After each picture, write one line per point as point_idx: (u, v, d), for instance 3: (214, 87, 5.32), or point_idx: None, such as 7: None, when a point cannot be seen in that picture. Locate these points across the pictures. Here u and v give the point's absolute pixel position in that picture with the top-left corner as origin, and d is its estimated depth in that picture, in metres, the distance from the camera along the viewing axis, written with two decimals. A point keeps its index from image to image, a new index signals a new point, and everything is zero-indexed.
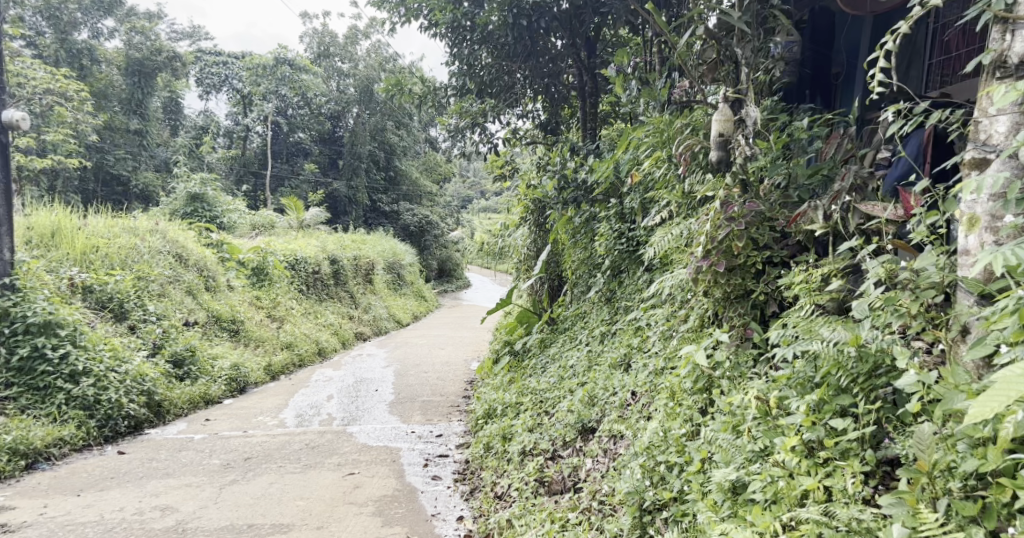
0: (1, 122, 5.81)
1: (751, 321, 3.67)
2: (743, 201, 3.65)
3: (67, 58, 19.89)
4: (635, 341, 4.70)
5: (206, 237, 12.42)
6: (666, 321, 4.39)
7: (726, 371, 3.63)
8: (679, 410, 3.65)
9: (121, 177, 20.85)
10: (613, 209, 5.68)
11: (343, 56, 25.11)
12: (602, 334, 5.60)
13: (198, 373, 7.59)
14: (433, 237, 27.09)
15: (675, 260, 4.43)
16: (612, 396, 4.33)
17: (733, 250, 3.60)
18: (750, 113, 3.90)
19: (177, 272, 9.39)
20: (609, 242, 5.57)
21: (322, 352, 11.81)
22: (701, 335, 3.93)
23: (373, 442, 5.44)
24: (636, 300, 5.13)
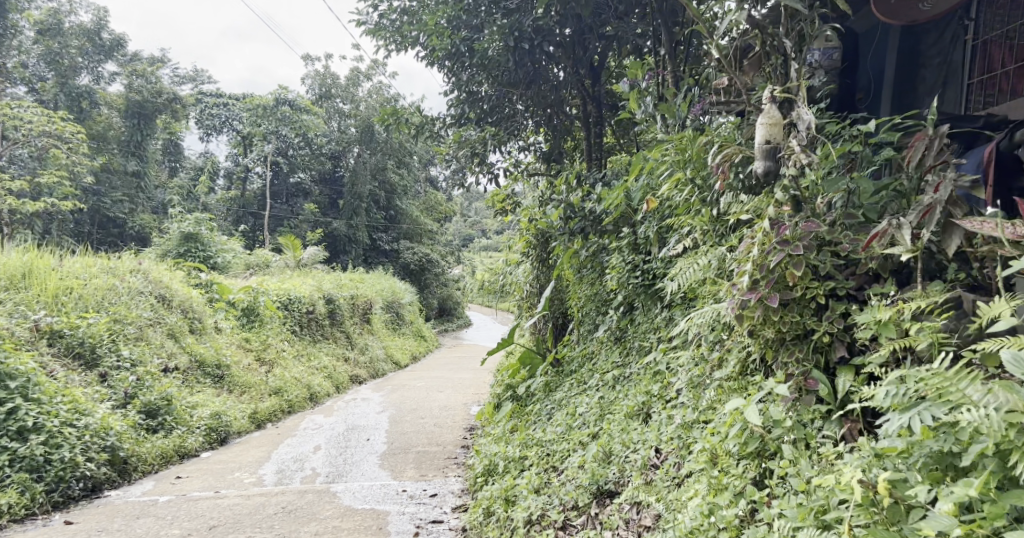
0: None
1: (814, 366, 3.13)
2: (797, 222, 3.19)
3: (65, 101, 19.83)
4: (654, 388, 4.16)
5: (195, 278, 11.91)
6: (693, 365, 3.83)
7: (787, 432, 3.07)
8: (726, 482, 3.11)
9: (117, 220, 20.45)
10: (625, 239, 5.16)
11: (344, 97, 24.80)
12: (614, 378, 5.07)
13: (173, 424, 7.04)
14: (433, 275, 26.64)
15: (701, 295, 3.92)
16: (632, 454, 3.79)
17: (788, 279, 3.14)
18: (803, 115, 3.39)
19: (159, 314, 8.85)
20: (622, 275, 5.06)
21: (314, 398, 11.23)
22: (744, 386, 3.39)
23: (358, 504, 4.85)
24: (653, 340, 4.61)
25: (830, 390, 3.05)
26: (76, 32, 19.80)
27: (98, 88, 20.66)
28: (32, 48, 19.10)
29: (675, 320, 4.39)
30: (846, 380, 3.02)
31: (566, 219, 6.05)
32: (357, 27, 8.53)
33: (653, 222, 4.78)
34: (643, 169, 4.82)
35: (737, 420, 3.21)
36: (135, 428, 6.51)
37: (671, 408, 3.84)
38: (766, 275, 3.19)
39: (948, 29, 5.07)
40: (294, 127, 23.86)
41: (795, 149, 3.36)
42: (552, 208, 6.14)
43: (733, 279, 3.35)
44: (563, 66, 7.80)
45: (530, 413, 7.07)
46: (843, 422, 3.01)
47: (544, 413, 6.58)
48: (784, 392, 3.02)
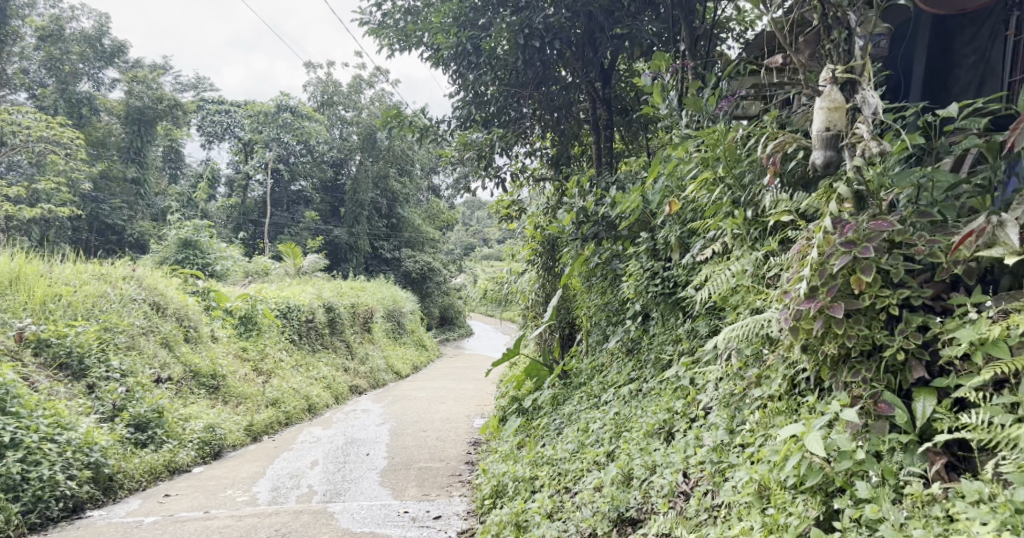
0: None
1: (884, 389, 3.00)
2: (864, 223, 3.10)
3: (66, 107, 19.60)
4: (677, 405, 3.99)
5: (191, 285, 11.61)
6: (728, 383, 3.70)
7: (854, 465, 2.91)
8: (784, 522, 2.91)
9: (116, 227, 20.16)
10: (643, 244, 4.87)
11: (347, 104, 24.47)
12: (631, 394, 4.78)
13: (164, 438, 6.75)
14: (434, 284, 26.37)
15: (735, 306, 3.80)
16: (658, 479, 3.61)
17: (854, 283, 3.04)
18: (868, 99, 3.34)
19: (153, 322, 8.56)
20: (639, 282, 4.76)
21: (313, 409, 10.92)
22: (795, 410, 3.25)
23: (357, 527, 4.58)
24: (674, 353, 4.38)
25: (907, 415, 2.91)
26: (78, 38, 19.52)
27: (99, 96, 20.44)
28: (33, 54, 18.87)
29: (699, 331, 4.16)
30: (931, 404, 2.90)
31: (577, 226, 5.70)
32: (360, 26, 8.27)
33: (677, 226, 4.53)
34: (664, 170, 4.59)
35: (788, 448, 3.07)
36: (123, 442, 6.22)
37: (699, 429, 3.71)
38: (827, 283, 3.11)
39: (986, 24, 4.67)
40: (295, 134, 23.60)
41: (861, 136, 3.32)
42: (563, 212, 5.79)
43: (788, 289, 3.27)
44: (572, 67, 7.58)
45: (538, 428, 6.77)
46: (928, 456, 2.85)
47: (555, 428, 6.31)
48: (854, 417, 2.90)
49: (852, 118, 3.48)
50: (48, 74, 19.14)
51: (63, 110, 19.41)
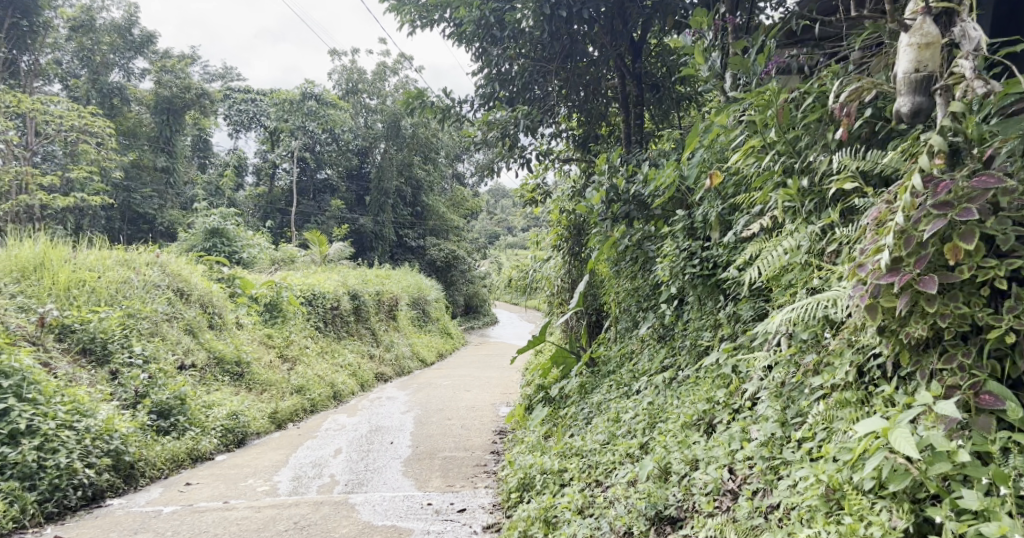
0: None
1: (987, 378, 2.81)
2: (961, 181, 2.94)
3: (98, 97, 19.67)
4: (719, 395, 3.85)
5: (216, 272, 11.53)
6: (783, 374, 3.55)
7: (950, 468, 2.72)
8: (865, 531, 2.75)
9: (148, 216, 20.23)
10: (680, 222, 4.62)
11: (371, 91, 24.31)
12: (667, 382, 4.54)
13: (186, 425, 6.64)
14: (460, 272, 26.21)
15: (793, 293, 3.68)
16: (701, 476, 3.46)
17: (950, 251, 2.89)
18: (971, 33, 3.18)
19: (176, 309, 8.47)
20: (675, 264, 4.52)
21: (338, 396, 10.83)
22: (867, 398, 3.10)
23: (379, 520, 4.41)
24: (715, 341, 4.23)
25: (1020, 410, 2.73)
26: (109, 28, 19.42)
27: (130, 86, 20.50)
28: (65, 44, 18.90)
29: (743, 316, 4.03)
30: None
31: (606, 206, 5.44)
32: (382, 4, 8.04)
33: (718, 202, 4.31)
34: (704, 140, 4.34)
35: (866, 446, 2.89)
36: (144, 429, 6.12)
37: (745, 421, 3.58)
38: (914, 254, 2.95)
39: None
40: (320, 122, 23.51)
41: (963, 74, 3.13)
42: (592, 191, 5.50)
43: (865, 263, 3.10)
44: (598, 41, 7.34)
45: (565, 419, 6.56)
46: None
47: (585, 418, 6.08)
48: (952, 409, 2.73)
49: (946, 55, 3.32)
50: (80, 64, 19.18)
51: (95, 100, 19.52)
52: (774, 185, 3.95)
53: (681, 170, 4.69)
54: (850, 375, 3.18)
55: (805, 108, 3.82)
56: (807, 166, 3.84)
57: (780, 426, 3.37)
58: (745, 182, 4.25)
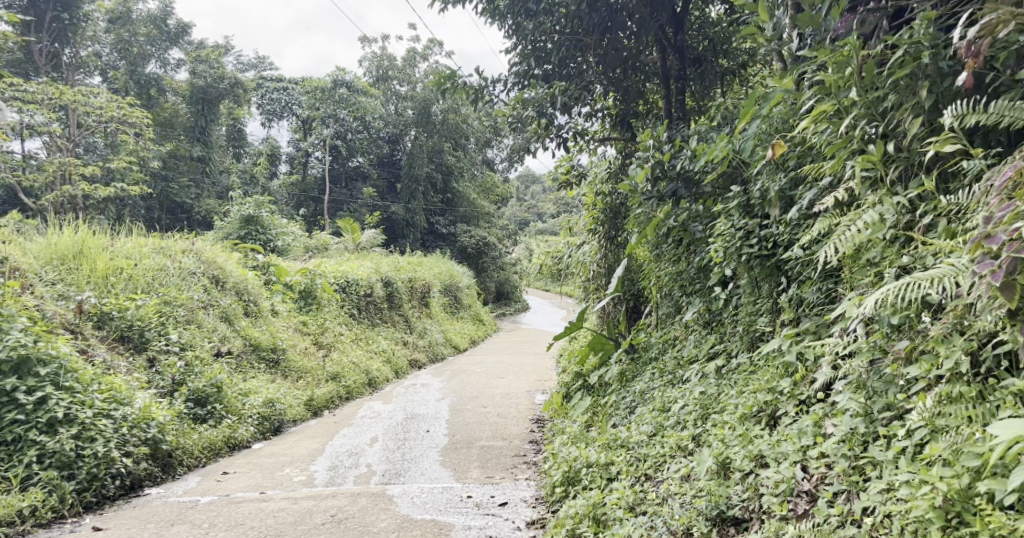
0: None
1: None
2: None
3: (136, 88, 19.79)
4: (783, 386, 3.69)
5: (251, 260, 11.51)
6: (867, 363, 3.35)
7: None
8: None
9: (185, 205, 20.32)
10: (735, 198, 4.39)
11: (402, 78, 24.37)
12: (720, 369, 4.56)
13: (223, 413, 6.59)
14: (491, 258, 26.10)
15: (875, 274, 3.48)
16: (767, 475, 3.32)
17: None
18: None
19: (212, 296, 8.45)
20: (730, 244, 4.30)
21: (373, 383, 10.79)
22: (992, 393, 2.89)
23: (418, 514, 4.29)
24: (776, 327, 4.10)
25: None
26: (145, 20, 19.41)
27: (166, 76, 20.57)
28: (104, 37, 18.99)
29: (809, 299, 3.86)
30: None
31: (651, 186, 5.24)
32: None
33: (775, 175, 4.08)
34: (761, 111, 4.11)
35: (1003, 453, 2.68)
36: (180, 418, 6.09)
37: (818, 414, 3.42)
38: None
39: None
40: (351, 109, 23.50)
41: None
42: (637, 170, 5.26)
43: (995, 232, 2.85)
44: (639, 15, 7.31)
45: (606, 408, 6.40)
46: None
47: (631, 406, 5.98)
48: None
49: None
50: (118, 56, 19.27)
51: (132, 90, 19.62)
52: (849, 151, 3.65)
53: (733, 143, 4.47)
54: (964, 367, 2.97)
55: (892, 62, 3.50)
56: (890, 130, 3.60)
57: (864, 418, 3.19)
58: (810, 149, 3.98)
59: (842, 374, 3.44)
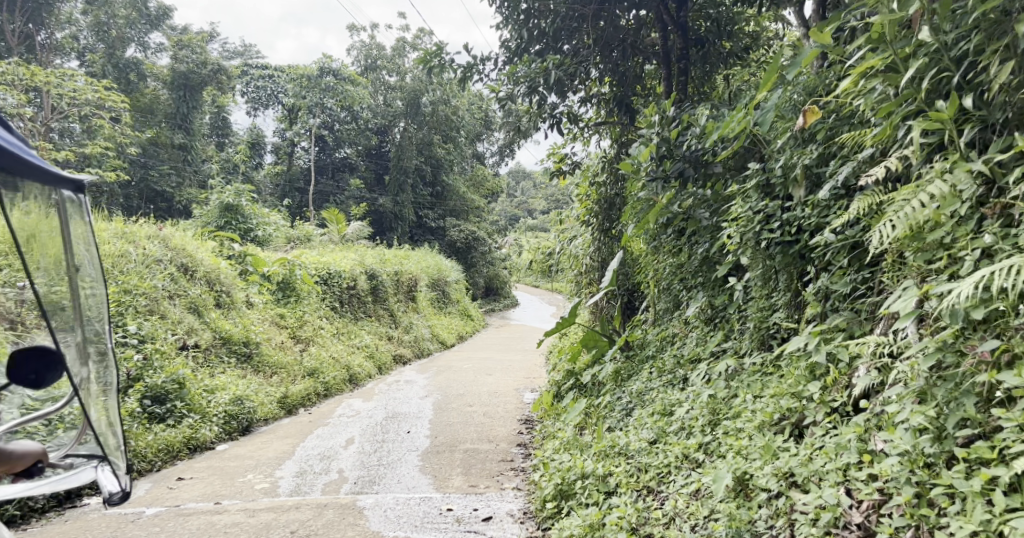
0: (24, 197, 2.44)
1: None
2: None
3: (114, 73, 19.04)
4: (812, 390, 3.27)
5: (227, 249, 10.96)
6: (941, 373, 2.81)
7: None
8: None
9: (166, 195, 19.27)
10: (753, 176, 3.97)
11: (391, 68, 23.65)
12: (732, 371, 4.18)
13: (184, 412, 6.07)
14: (480, 253, 25.63)
15: (943, 263, 2.98)
16: (802, 499, 2.86)
17: None
18: None
19: (180, 285, 7.93)
20: (747, 229, 3.87)
21: (354, 380, 10.28)
22: None
23: (389, 530, 3.82)
24: (801, 324, 3.67)
25: None
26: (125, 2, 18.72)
27: (146, 61, 19.81)
28: (81, 19, 18.27)
29: (840, 291, 3.44)
30: None
31: (652, 170, 4.83)
32: None
33: (800, 151, 3.65)
34: (786, 76, 3.71)
35: None
36: (133, 419, 5.57)
37: (862, 427, 2.98)
38: None
39: None
40: (338, 98, 22.93)
41: None
42: (638, 149, 4.84)
43: None
44: None
45: (604, 410, 5.97)
46: None
47: (634, 409, 5.57)
48: None
49: None
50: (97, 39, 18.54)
51: (111, 74, 18.87)
52: (901, 116, 3.14)
53: (751, 117, 4.03)
54: None
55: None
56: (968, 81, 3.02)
57: (913, 430, 2.76)
58: (841, 118, 3.54)
59: (887, 377, 3.01)
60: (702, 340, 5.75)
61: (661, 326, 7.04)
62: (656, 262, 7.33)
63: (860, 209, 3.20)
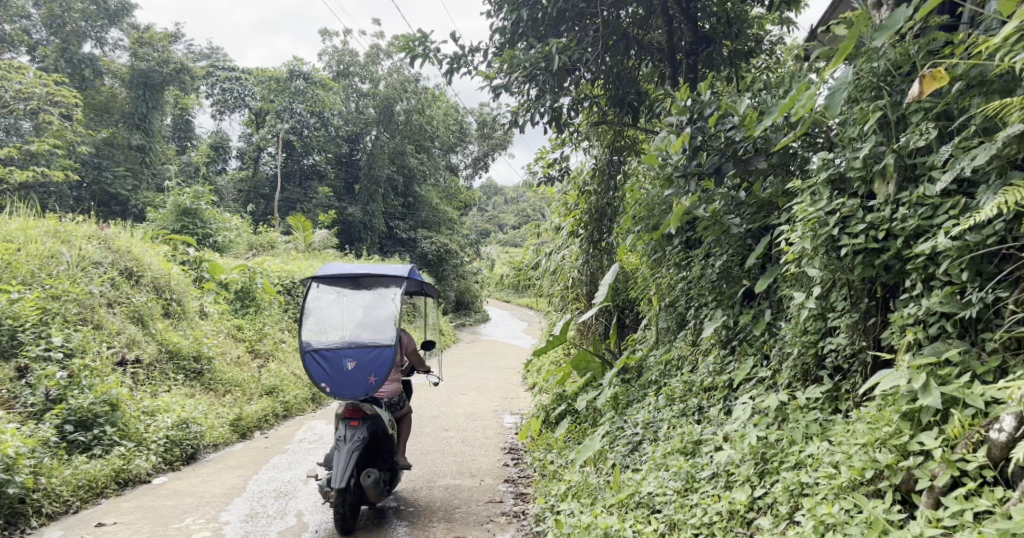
0: (379, 294, 5.01)
1: None
2: None
3: (67, 68, 17.90)
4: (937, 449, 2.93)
5: (181, 254, 10.05)
6: None
7: None
8: None
9: (121, 198, 17.98)
10: (835, 167, 3.59)
11: (364, 75, 22.89)
12: (784, 408, 3.74)
13: (115, 439, 5.24)
14: (452, 266, 24.94)
15: None
16: None
17: None
18: None
19: (121, 293, 7.15)
20: (820, 232, 3.54)
21: (318, 398, 9.50)
22: None
23: None
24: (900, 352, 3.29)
25: None
26: None
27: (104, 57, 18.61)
28: (35, 13, 17.40)
29: (958, 314, 3.14)
30: None
31: (688, 161, 4.36)
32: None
33: (903, 133, 3.36)
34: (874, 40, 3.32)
35: None
36: (42, 450, 4.74)
37: None
38: None
39: None
40: (308, 103, 22.02)
41: None
42: (674, 137, 4.34)
43: None
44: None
45: (609, 451, 5.30)
46: None
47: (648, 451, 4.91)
48: None
49: None
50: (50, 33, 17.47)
51: (64, 71, 17.70)
52: None
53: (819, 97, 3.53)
54: None
55: None
56: None
57: None
58: (969, 87, 3.21)
59: None
60: (720, 365, 5.14)
61: (663, 348, 6.47)
62: (658, 278, 6.72)
63: (1002, 204, 2.95)
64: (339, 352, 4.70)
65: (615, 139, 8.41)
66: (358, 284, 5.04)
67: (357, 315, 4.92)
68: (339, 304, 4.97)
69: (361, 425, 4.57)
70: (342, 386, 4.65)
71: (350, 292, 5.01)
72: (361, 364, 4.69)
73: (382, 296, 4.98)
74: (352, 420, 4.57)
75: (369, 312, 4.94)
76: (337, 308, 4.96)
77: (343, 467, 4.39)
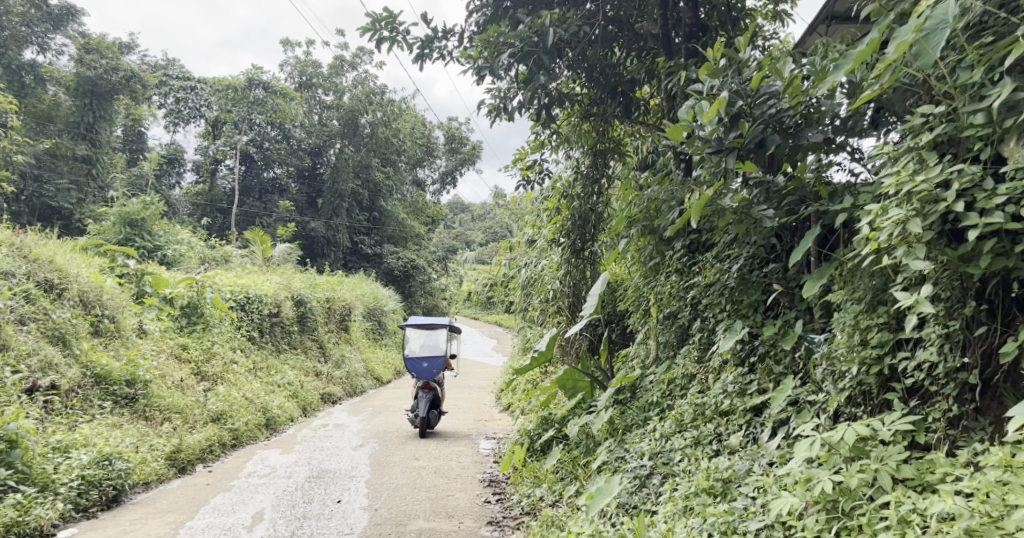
0: (437, 326, 8.71)
1: None
2: None
3: (5, 74, 16.70)
4: None
5: (119, 266, 9.05)
6: None
7: None
8: None
9: (63, 212, 16.70)
10: (945, 125, 3.11)
11: (327, 86, 21.95)
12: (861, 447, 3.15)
13: (10, 486, 4.44)
14: (419, 282, 24.13)
15: None
16: None
17: None
18: None
19: (37, 308, 6.29)
20: (927, 209, 3.07)
21: (272, 424, 8.59)
22: None
23: None
24: None
25: None
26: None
27: (48, 65, 17.36)
28: None
29: None
30: None
31: (726, 137, 3.78)
32: None
33: None
34: None
35: None
36: None
37: None
38: None
39: None
40: (268, 113, 20.98)
41: None
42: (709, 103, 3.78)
43: None
44: None
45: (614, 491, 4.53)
46: None
47: (666, 493, 4.14)
48: None
49: None
50: None
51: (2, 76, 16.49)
52: None
53: (917, 41, 3.07)
54: None
55: None
56: None
57: None
58: None
59: None
60: (741, 385, 4.43)
61: (662, 365, 5.78)
62: (655, 287, 6.03)
63: None
64: (419, 357, 8.38)
65: (598, 142, 7.67)
66: (424, 322, 8.74)
67: (426, 338, 8.62)
68: (416, 333, 8.67)
69: (431, 389, 8.19)
70: (420, 372, 8.36)
71: (423, 326, 8.64)
72: (431, 363, 8.40)
73: (440, 330, 8.68)
74: (425, 386, 8.21)
75: (433, 339, 8.65)
76: (416, 336, 8.65)
77: (425, 407, 8.06)
